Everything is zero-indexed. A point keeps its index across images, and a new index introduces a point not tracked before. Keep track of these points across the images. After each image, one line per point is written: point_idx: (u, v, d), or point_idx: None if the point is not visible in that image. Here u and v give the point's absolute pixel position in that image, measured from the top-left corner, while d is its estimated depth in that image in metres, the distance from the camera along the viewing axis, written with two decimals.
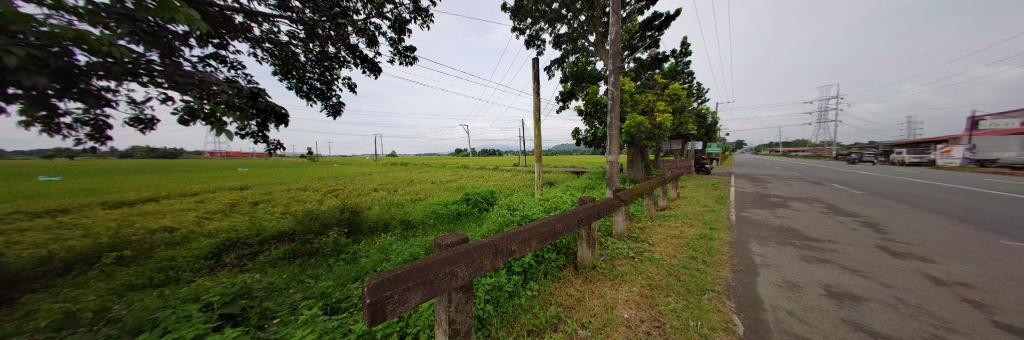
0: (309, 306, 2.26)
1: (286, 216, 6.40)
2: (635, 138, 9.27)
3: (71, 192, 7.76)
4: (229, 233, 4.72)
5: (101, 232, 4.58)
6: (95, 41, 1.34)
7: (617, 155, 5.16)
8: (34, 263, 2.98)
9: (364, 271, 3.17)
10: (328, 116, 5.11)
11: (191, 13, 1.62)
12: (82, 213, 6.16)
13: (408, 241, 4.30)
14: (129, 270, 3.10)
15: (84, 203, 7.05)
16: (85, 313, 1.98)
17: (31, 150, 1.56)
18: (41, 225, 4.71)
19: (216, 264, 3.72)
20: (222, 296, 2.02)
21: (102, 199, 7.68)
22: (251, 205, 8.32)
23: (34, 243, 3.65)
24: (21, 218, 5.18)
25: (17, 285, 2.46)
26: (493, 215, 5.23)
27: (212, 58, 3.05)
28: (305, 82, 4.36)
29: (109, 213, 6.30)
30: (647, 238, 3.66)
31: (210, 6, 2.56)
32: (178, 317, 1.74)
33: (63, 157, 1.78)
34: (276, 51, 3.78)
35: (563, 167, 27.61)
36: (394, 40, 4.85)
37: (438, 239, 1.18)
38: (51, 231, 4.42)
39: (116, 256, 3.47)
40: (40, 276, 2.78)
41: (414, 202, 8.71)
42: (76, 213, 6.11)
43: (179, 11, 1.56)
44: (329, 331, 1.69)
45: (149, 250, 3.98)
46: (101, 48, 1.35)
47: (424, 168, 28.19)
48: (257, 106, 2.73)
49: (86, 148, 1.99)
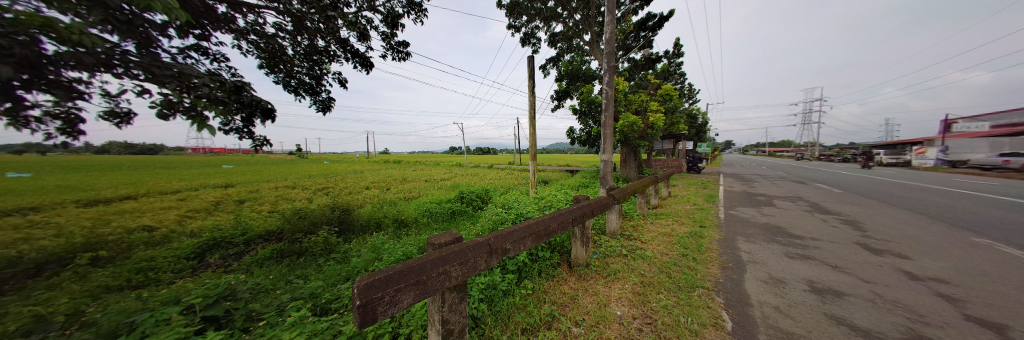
0: (297, 307, 2.20)
1: (274, 214, 6.23)
2: (628, 137, 9.38)
3: (39, 188, 7.32)
4: (213, 232, 4.56)
5: (74, 231, 4.34)
6: (65, 29, 1.25)
7: (611, 154, 5.20)
8: (3, 263, 2.82)
9: (355, 271, 3.11)
10: (318, 111, 4.95)
11: (169, 2, 1.54)
12: (54, 211, 5.86)
13: (400, 240, 4.24)
14: (106, 271, 2.95)
15: (55, 200, 6.71)
16: (57, 318, 1.87)
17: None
18: (9, 224, 4.48)
19: (199, 264, 3.59)
20: (205, 299, 1.94)
21: (74, 196, 7.30)
22: (237, 203, 8.03)
23: (1, 242, 3.45)
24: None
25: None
26: (487, 213, 5.22)
27: (193, 50, 2.91)
28: (293, 76, 4.22)
29: (82, 212, 5.99)
30: (639, 236, 3.73)
31: None
32: (157, 321, 1.67)
33: (33, 152, 1.67)
34: (262, 43, 3.64)
35: (557, 165, 27.77)
36: (386, 34, 4.73)
37: (432, 238, 1.17)
38: (21, 230, 4.20)
39: (91, 256, 3.30)
40: (8, 278, 2.64)
41: (408, 200, 8.63)
42: (48, 211, 5.81)
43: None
44: (318, 333, 1.66)
45: (127, 250, 3.81)
46: (71, 37, 1.26)
47: (418, 167, 27.86)
48: (241, 101, 2.62)
49: (57, 143, 1.87)
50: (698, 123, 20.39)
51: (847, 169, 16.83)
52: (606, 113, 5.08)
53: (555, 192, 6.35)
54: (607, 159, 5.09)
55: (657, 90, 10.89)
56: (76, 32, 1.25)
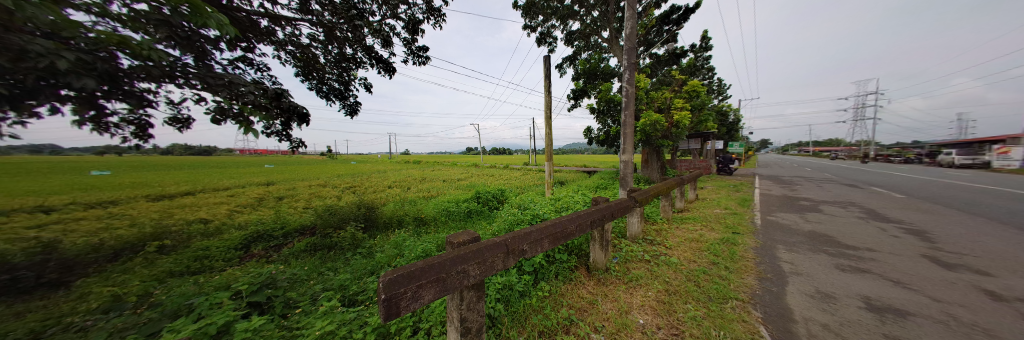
0: (328, 297, 2.36)
1: (307, 211, 6.74)
2: (650, 136, 8.98)
3: (117, 185, 8.52)
4: (257, 226, 5.04)
5: (144, 223, 5.02)
6: (136, 45, 1.45)
7: (631, 154, 4.98)
8: (89, 250, 3.35)
9: (379, 266, 3.28)
10: (346, 115, 5.29)
11: (219, 18, 1.72)
12: (129, 204, 6.84)
13: (420, 238, 4.41)
14: (170, 258, 3.37)
15: (131, 195, 7.81)
16: (142, 297, 2.21)
17: (85, 147, 1.72)
18: (95, 215, 5.29)
19: (245, 254, 3.99)
20: (250, 286, 2.16)
21: (146, 192, 8.45)
22: (275, 199, 8.81)
23: (87, 232, 4.08)
24: (78, 209, 5.83)
25: (73, 271, 2.77)
26: (503, 214, 5.25)
27: (240, 61, 3.25)
28: (325, 83, 4.54)
29: (151, 205, 6.92)
30: (663, 241, 3.54)
31: (239, 10, 2.73)
32: (211, 304, 1.88)
33: (113, 153, 1.95)
34: (298, 53, 3.97)
35: (574, 167, 27.22)
36: (407, 40, 4.94)
37: (450, 237, 1.19)
38: (103, 221, 4.97)
39: (158, 245, 3.78)
40: (94, 261, 3.15)
41: (426, 199, 8.94)
42: (124, 205, 6.80)
43: (209, 16, 1.67)
44: (346, 323, 1.78)
45: (186, 239, 4.33)
46: (141, 52, 1.46)
47: (436, 167, 28.73)
48: (280, 106, 2.87)
49: (131, 145, 2.17)
50: (729, 120, 18.95)
51: (911, 171, 14.74)
52: (625, 112, 4.89)
53: (570, 193, 6.28)
54: (626, 159, 4.89)
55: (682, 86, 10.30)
56: (143, 47, 1.44)
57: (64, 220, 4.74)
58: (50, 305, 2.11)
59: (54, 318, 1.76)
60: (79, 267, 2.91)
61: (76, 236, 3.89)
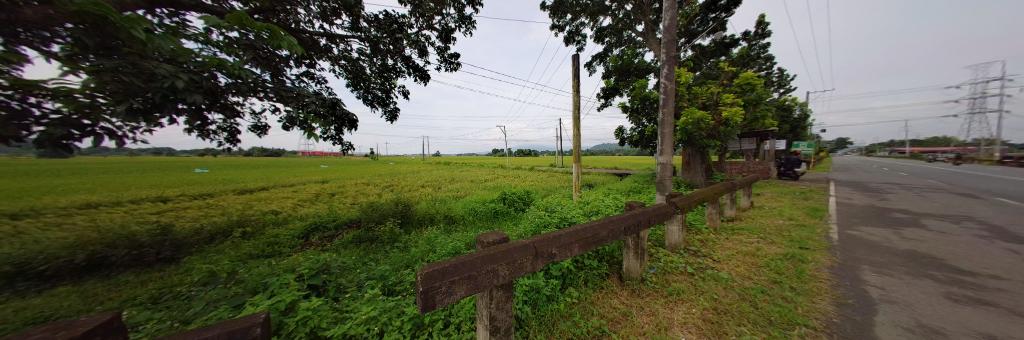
0: (372, 285, 2.61)
1: (353, 206, 7.55)
2: (692, 136, 8.17)
3: (212, 181, 10.65)
4: (314, 218, 5.80)
5: (231, 212, 6.27)
6: (230, 66, 1.80)
7: (671, 156, 4.57)
8: (193, 233, 4.42)
9: (414, 259, 3.53)
10: (387, 120, 5.80)
11: (290, 40, 2.04)
12: (220, 197, 8.55)
13: (450, 236, 4.63)
14: (250, 243, 4.09)
15: (224, 189, 9.68)
16: (217, 279, 2.70)
17: (190, 148, 2.16)
18: (196, 206, 6.81)
19: (305, 242, 4.62)
20: (310, 271, 2.51)
21: (234, 186, 10.39)
22: (328, 195, 10.06)
23: (192, 218, 5.47)
24: (186, 200, 7.61)
25: (181, 249, 3.89)
26: (530, 215, 5.25)
27: (305, 76, 3.79)
28: (370, 92, 5.05)
29: (235, 198, 8.54)
30: (710, 253, 3.18)
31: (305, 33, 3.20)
32: (282, 283, 2.23)
33: (210, 154, 2.42)
34: (349, 66, 4.48)
35: (605, 169, 25.97)
36: (441, 48, 5.24)
37: (481, 236, 1.23)
38: (203, 210, 6.53)
39: (242, 231, 4.62)
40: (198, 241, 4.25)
41: (456, 199, 9.34)
42: (217, 197, 8.53)
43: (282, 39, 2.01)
44: (388, 310, 1.95)
45: (262, 227, 5.19)
46: (233, 71, 1.80)
47: (466, 168, 29.88)
48: (335, 114, 3.27)
49: (224, 148, 2.66)
50: (793, 116, 16.32)
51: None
52: (664, 110, 4.52)
53: (599, 196, 6.01)
54: (664, 161, 4.51)
55: (733, 80, 9.17)
56: (228, 66, 1.78)
57: (177, 213, 6.11)
58: (166, 275, 3.16)
59: (174, 284, 2.74)
60: (186, 245, 4.02)
61: (187, 223, 5.00)
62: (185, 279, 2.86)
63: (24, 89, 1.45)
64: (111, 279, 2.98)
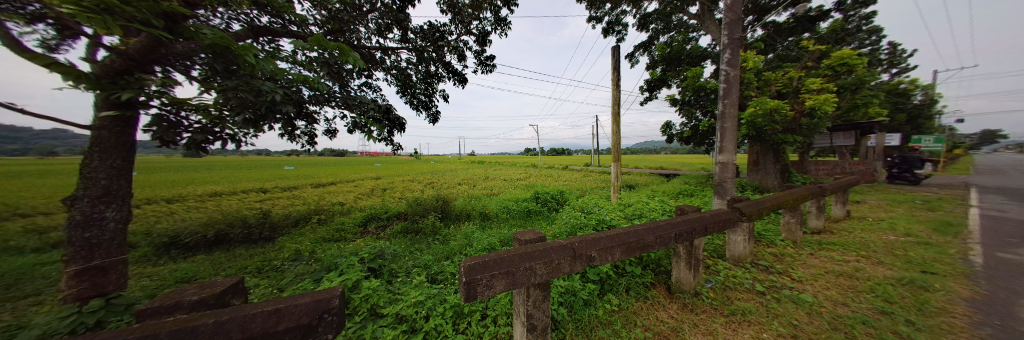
0: (418, 272, 2.89)
1: (401, 200, 8.42)
2: (761, 131, 6.94)
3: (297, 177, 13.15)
4: (370, 210, 6.66)
5: (309, 202, 7.68)
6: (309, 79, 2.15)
7: (733, 154, 3.94)
8: (285, 217, 5.59)
9: (453, 252, 3.79)
10: (430, 122, 6.27)
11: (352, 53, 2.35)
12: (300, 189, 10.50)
13: (485, 232, 4.81)
14: (323, 231, 4.97)
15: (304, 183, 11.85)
16: (300, 257, 3.32)
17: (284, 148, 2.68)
18: (285, 197, 8.57)
19: (364, 230, 5.34)
20: (368, 256, 2.90)
21: (312, 181, 12.60)
22: (381, 190, 11.40)
23: (283, 207, 6.94)
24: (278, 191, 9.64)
25: (276, 230, 4.97)
26: (564, 216, 5.14)
27: (364, 86, 4.35)
28: (416, 97, 5.54)
29: (312, 190, 10.35)
30: (786, 270, 2.67)
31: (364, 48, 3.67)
32: (348, 264, 2.62)
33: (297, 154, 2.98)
34: (399, 75, 4.99)
35: (650, 168, 23.72)
36: (478, 52, 5.44)
37: (518, 234, 1.26)
38: (289, 199, 8.25)
39: (317, 219, 5.67)
40: (288, 224, 5.32)
41: (491, 196, 9.65)
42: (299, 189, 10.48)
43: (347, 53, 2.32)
44: (432, 296, 2.15)
45: (331, 216, 6.18)
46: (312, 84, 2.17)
47: (501, 167, 30.56)
48: (388, 118, 3.69)
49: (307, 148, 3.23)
50: (917, 101, 12.57)
51: None
52: (725, 101, 3.91)
53: (641, 198, 5.56)
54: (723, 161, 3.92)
55: (821, 61, 7.50)
56: (307, 79, 2.18)
57: (271, 201, 7.80)
58: (266, 250, 4.15)
59: (267, 257, 3.68)
60: (279, 228, 5.07)
61: (279, 210, 6.36)
62: (275, 255, 3.74)
63: (179, 105, 1.99)
64: (231, 251, 4.09)
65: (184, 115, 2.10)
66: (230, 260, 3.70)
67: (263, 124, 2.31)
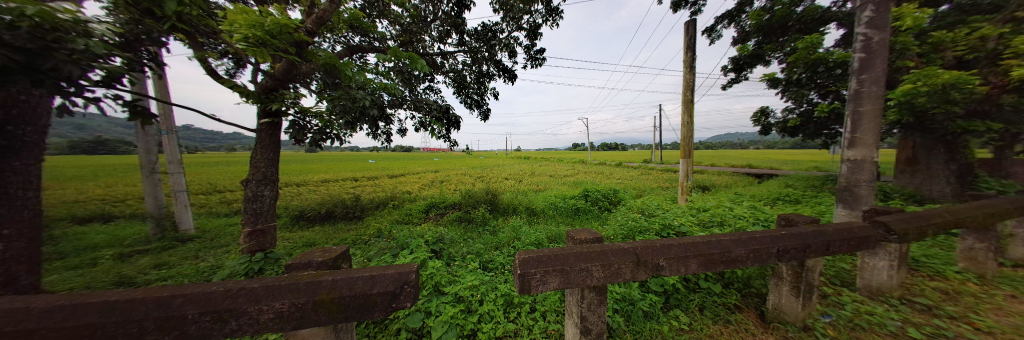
0: (471, 257, 3.14)
1: (456, 192, 9.22)
2: (926, 115, 4.86)
3: (377, 169, 15.87)
4: (432, 199, 7.54)
5: (386, 191, 9.20)
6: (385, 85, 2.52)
7: (875, 150, 2.71)
8: (371, 201, 6.84)
9: (501, 243, 3.95)
10: (481, 119, 6.60)
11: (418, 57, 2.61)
12: (380, 179, 12.65)
13: (532, 227, 4.84)
14: (396, 215, 5.89)
15: (383, 174, 14.22)
16: (380, 236, 4.03)
17: (370, 144, 3.25)
18: (369, 185, 10.46)
19: (427, 216, 6.09)
20: (431, 239, 3.31)
21: (388, 173, 15.02)
22: (440, 182, 12.71)
23: (368, 193, 8.47)
24: (365, 180, 11.80)
25: (364, 211, 6.15)
26: (618, 217, 4.73)
27: (429, 89, 4.90)
28: (470, 96, 5.91)
29: (387, 180, 12.34)
30: (971, 318, 1.83)
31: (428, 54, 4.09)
32: (417, 246, 3.06)
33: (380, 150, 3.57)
34: (456, 77, 5.41)
35: (735, 166, 19.45)
36: (529, 46, 5.41)
37: (573, 233, 1.21)
38: (372, 187, 10.03)
39: (391, 205, 6.74)
40: (372, 207, 6.50)
41: (538, 192, 9.64)
42: (379, 179, 12.65)
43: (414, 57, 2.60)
44: (485, 283, 2.31)
45: (402, 202, 7.27)
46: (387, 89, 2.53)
47: (548, 163, 30.04)
48: (448, 117, 4.05)
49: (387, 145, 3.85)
50: None
51: None
52: (861, 76, 2.74)
53: (717, 202, 4.69)
54: (854, 157, 2.79)
55: None
56: (386, 85, 2.58)
57: (360, 188, 9.63)
58: (357, 227, 5.19)
59: (359, 232, 4.62)
60: (366, 209, 6.27)
61: (366, 196, 7.79)
62: (363, 231, 4.62)
63: (305, 112, 2.63)
64: (334, 226, 5.25)
65: (308, 120, 2.78)
66: (335, 232, 4.79)
67: (356, 126, 2.86)
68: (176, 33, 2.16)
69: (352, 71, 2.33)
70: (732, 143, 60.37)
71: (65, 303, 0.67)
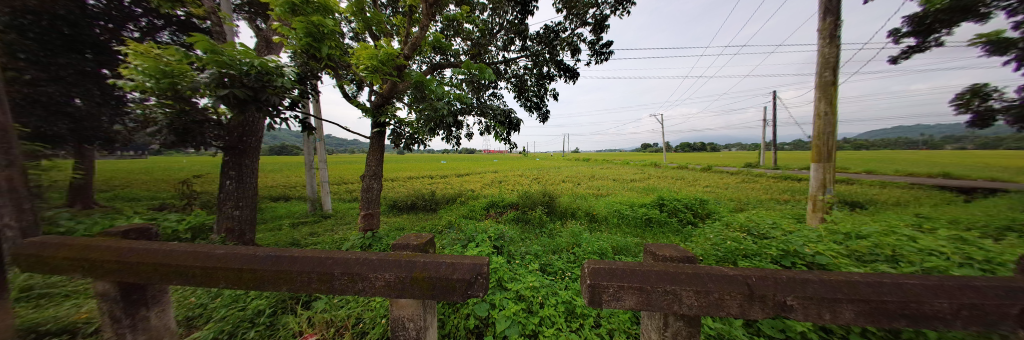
0: (530, 258, 3.19)
1: (514, 192, 9.52)
2: None
3: (447, 169, 17.92)
4: (492, 197, 8.02)
5: (454, 188, 10.34)
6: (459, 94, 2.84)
7: None
8: (443, 197, 7.82)
9: (560, 248, 3.84)
10: (540, 121, 6.61)
11: (486, 66, 2.87)
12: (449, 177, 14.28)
13: (593, 235, 4.51)
14: (462, 210, 6.55)
15: (452, 174, 15.98)
16: (451, 227, 4.57)
17: (445, 146, 3.70)
18: (442, 182, 11.96)
19: (488, 213, 6.53)
20: (494, 236, 3.54)
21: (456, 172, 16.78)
22: (500, 182, 13.33)
23: (441, 189, 9.70)
24: (438, 178, 13.55)
25: (437, 205, 7.10)
26: (706, 235, 3.87)
27: (493, 95, 5.24)
28: (529, 99, 5.99)
29: (455, 179, 13.80)
30: None
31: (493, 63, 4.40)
32: (484, 241, 3.34)
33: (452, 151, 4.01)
34: (517, 82, 5.60)
35: (919, 176, 12.97)
36: (594, 42, 5.09)
37: (653, 247, 1.05)
38: (444, 184, 11.42)
39: (459, 201, 7.52)
40: (444, 202, 7.43)
41: (600, 197, 8.92)
42: (449, 177, 14.30)
43: (483, 67, 2.86)
44: (544, 285, 2.31)
45: (467, 199, 8.02)
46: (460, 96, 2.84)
47: (612, 165, 27.35)
48: (510, 120, 4.23)
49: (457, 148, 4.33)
50: None
51: None
52: None
53: (877, 226, 3.27)
54: None
55: None
56: (459, 94, 2.92)
57: (434, 185, 11.12)
58: (433, 218, 6.04)
59: (434, 222, 5.37)
60: (439, 204, 7.21)
61: (440, 192, 8.93)
62: (438, 222, 5.34)
63: (400, 122, 3.24)
64: (415, 216, 6.26)
65: (403, 128, 3.42)
66: (416, 221, 5.70)
67: (435, 131, 3.34)
68: (328, 69, 3.09)
69: (433, 84, 2.72)
70: (908, 140, 40.96)
71: (271, 253, 1.07)
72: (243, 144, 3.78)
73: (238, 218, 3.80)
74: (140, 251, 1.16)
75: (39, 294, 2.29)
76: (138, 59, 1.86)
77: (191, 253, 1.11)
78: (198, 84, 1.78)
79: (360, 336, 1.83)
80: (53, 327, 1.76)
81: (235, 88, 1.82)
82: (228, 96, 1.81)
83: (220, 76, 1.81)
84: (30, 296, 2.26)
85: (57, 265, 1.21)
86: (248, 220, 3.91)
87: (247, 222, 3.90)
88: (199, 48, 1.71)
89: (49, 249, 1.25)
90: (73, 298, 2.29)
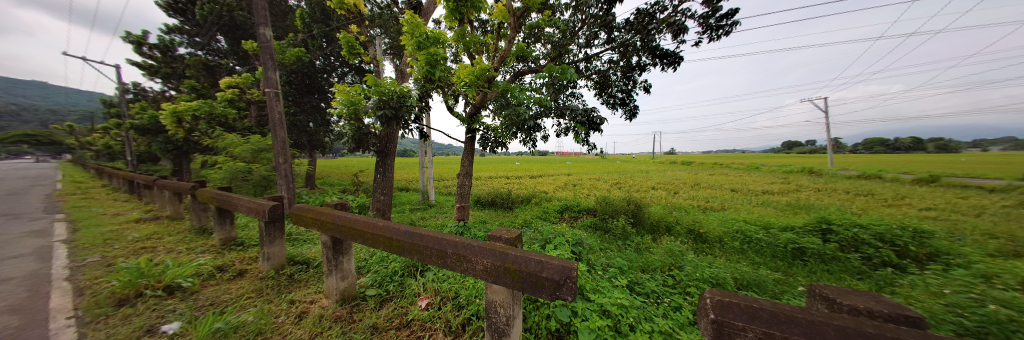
0: (610, 271, 2.89)
1: (590, 197, 8.86)
2: None
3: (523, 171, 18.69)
4: (568, 201, 7.74)
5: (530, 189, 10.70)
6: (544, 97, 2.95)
7: None
8: (520, 197, 8.19)
9: (649, 267, 3.27)
10: (626, 119, 5.90)
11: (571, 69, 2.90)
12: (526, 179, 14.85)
13: (694, 257, 3.60)
14: (538, 211, 6.66)
15: (527, 175, 16.57)
16: (528, 227, 4.75)
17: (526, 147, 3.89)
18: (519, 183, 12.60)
19: (563, 217, 6.36)
20: (570, 242, 3.42)
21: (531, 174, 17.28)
22: (575, 185, 12.76)
23: (518, 190, 10.20)
24: (514, 179, 14.38)
25: (515, 204, 7.54)
26: (919, 291, 2.37)
27: (572, 95, 5.10)
28: (613, 95, 5.46)
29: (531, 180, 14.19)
30: None
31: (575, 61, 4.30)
32: (560, 245, 3.29)
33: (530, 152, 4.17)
34: (599, 78, 5.22)
35: None
36: (706, 14, 4.08)
37: (823, 286, 0.75)
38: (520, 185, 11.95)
39: (535, 203, 7.67)
40: (520, 202, 7.80)
41: (708, 211, 7.02)
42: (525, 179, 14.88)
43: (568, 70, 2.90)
44: (633, 307, 2.03)
45: (542, 201, 8.08)
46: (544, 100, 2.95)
47: (725, 171, 21.07)
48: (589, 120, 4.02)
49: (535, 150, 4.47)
50: None
51: None
52: None
53: None
54: None
55: None
56: (541, 98, 3.05)
57: (511, 185, 11.88)
58: (511, 215, 6.45)
59: (512, 220, 5.72)
60: (516, 203, 7.63)
61: (517, 192, 9.44)
62: (515, 220, 5.67)
63: (489, 127, 3.66)
64: (496, 212, 6.87)
65: (490, 133, 3.84)
66: (496, 217, 6.23)
67: (516, 134, 3.57)
68: (438, 89, 3.84)
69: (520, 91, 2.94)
70: None
71: (410, 231, 1.43)
72: (387, 148, 5.24)
73: (381, 201, 5.30)
74: (343, 218, 1.81)
75: (294, 238, 3.98)
76: (340, 95, 2.93)
77: (366, 223, 1.63)
78: (369, 108, 2.62)
79: (457, 308, 2.18)
80: (300, 259, 2.97)
81: (385, 109, 2.59)
82: (384, 116, 2.59)
83: (379, 101, 2.61)
84: (292, 238, 3.97)
85: (309, 221, 2.04)
86: (387, 204, 5.39)
87: (386, 205, 5.38)
88: (369, 83, 2.52)
89: (304, 211, 2.12)
90: (308, 242, 3.84)
